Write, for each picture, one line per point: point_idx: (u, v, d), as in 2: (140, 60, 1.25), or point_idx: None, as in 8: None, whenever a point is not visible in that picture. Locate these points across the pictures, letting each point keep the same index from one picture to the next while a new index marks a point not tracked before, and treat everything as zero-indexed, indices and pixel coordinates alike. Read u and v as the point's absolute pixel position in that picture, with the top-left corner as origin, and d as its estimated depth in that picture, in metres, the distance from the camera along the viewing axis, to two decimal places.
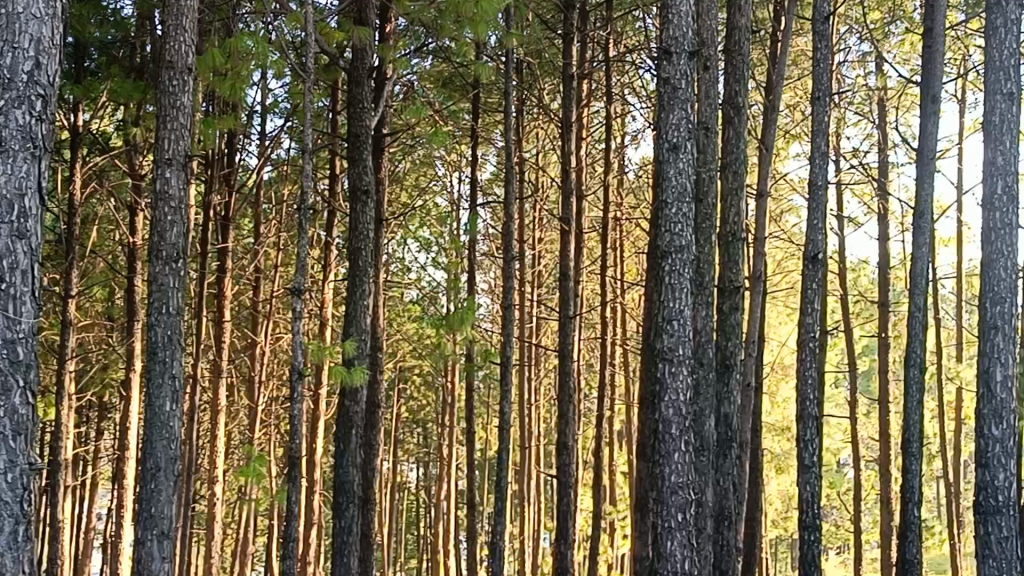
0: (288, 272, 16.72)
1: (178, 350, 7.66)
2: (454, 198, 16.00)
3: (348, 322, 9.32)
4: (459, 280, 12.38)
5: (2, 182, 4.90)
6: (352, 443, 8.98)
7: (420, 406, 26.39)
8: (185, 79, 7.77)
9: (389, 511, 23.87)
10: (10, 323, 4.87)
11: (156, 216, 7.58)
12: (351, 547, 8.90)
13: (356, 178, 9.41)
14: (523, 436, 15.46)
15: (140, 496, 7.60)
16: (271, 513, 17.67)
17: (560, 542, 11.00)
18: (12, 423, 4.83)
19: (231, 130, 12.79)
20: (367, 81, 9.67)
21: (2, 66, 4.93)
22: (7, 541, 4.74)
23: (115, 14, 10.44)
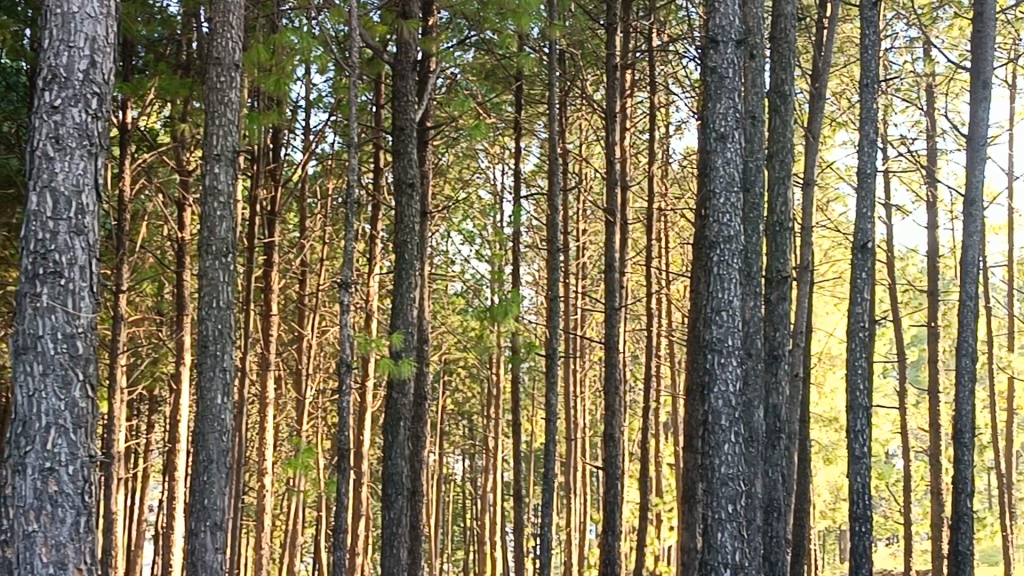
0: (333, 265, 16.83)
1: (229, 343, 7.74)
2: (497, 190, 16.00)
3: (395, 316, 9.35)
4: (504, 272, 12.34)
5: (59, 179, 4.96)
6: (401, 435, 9.01)
7: (466, 398, 26.49)
8: (233, 75, 7.84)
9: (435, 503, 23.99)
10: (70, 318, 4.95)
11: (206, 212, 7.65)
12: (400, 538, 8.96)
13: (401, 171, 9.42)
14: (569, 427, 15.43)
15: (193, 488, 7.69)
16: (319, 505, 17.79)
17: (608, 533, 10.94)
18: (73, 415, 4.91)
19: (276, 126, 12.89)
20: (411, 74, 9.69)
21: (57, 66, 5.00)
22: (69, 532, 4.83)
23: (162, 12, 10.52)
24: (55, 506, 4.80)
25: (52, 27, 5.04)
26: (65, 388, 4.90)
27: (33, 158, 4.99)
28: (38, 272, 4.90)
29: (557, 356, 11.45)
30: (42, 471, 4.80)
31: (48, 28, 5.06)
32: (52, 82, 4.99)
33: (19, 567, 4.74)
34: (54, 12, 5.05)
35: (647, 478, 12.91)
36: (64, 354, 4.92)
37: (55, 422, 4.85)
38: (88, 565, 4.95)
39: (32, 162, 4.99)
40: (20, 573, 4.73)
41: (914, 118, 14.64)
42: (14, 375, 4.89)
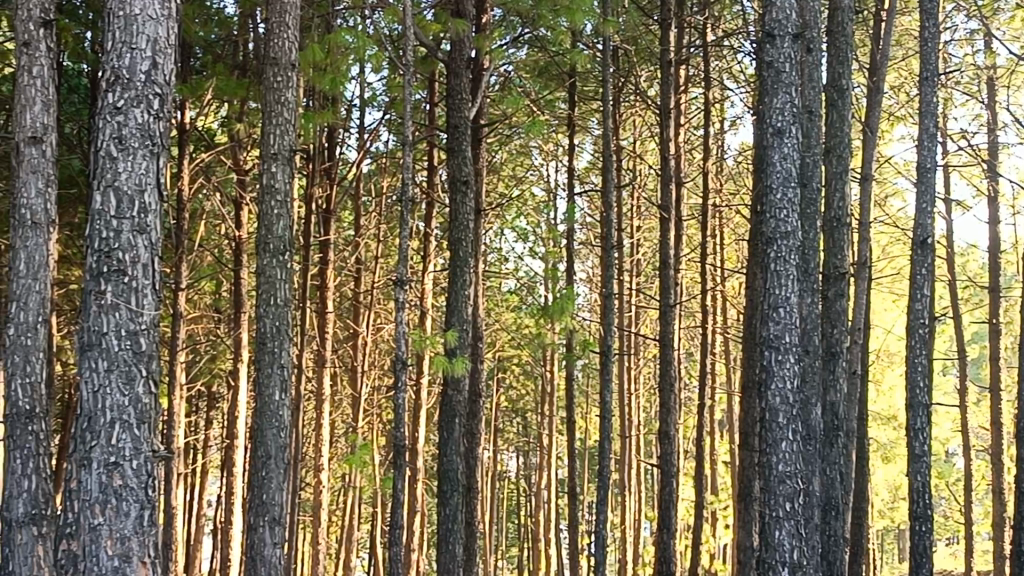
0: (388, 263, 16.93)
1: (286, 340, 7.82)
2: (552, 186, 16.00)
3: (450, 313, 9.37)
4: (558, 268, 12.32)
5: (122, 178, 5.05)
6: (456, 432, 9.04)
7: (520, 394, 26.55)
8: (289, 74, 7.92)
9: (490, 500, 24.06)
10: (134, 315, 5.03)
11: (263, 210, 7.74)
12: (456, 534, 9.00)
13: (455, 169, 9.45)
14: (623, 424, 15.38)
15: (252, 483, 7.79)
16: (375, 501, 17.91)
17: (663, 530, 10.90)
18: (137, 411, 5.00)
19: (331, 125, 13.00)
20: (465, 72, 9.71)
21: (120, 67, 5.08)
22: (133, 525, 4.93)
23: (219, 13, 10.68)
24: (120, 500, 4.90)
25: (114, 30, 5.13)
26: (129, 383, 4.98)
27: (97, 159, 5.09)
28: (102, 270, 4.99)
29: (611, 353, 11.43)
30: (107, 465, 4.90)
31: (110, 30, 5.15)
32: (115, 83, 5.08)
33: (85, 560, 4.84)
34: (116, 14, 5.14)
35: (702, 476, 12.82)
36: (127, 351, 5.00)
37: (119, 417, 4.94)
38: (152, 558, 5.04)
39: (96, 163, 5.07)
40: (86, 565, 4.83)
41: (974, 111, 14.40)
42: (80, 371, 4.99)
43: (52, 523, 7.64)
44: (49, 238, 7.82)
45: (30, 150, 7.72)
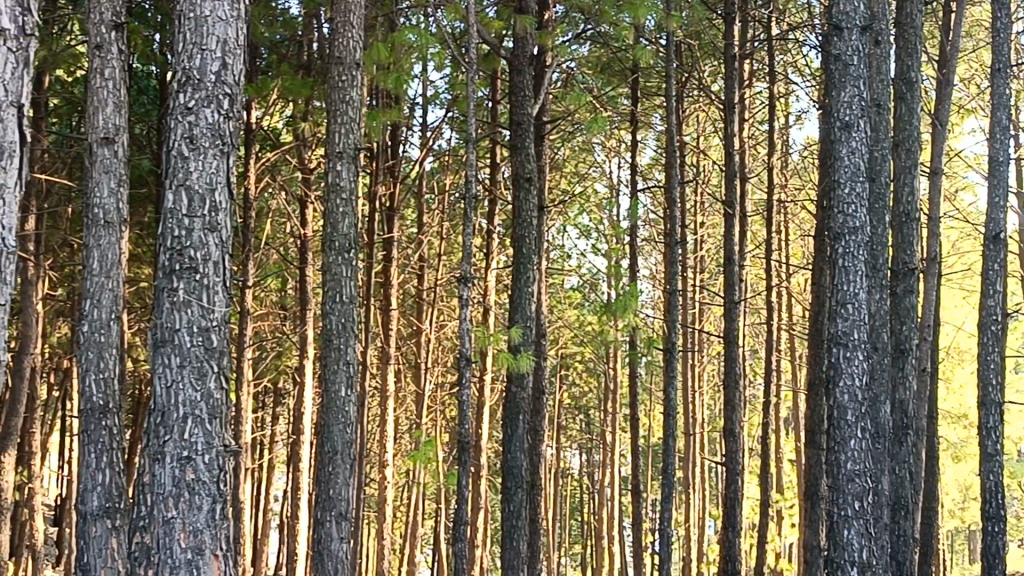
0: (451, 260, 17.00)
1: (352, 336, 7.88)
2: (614, 183, 15.96)
3: (513, 310, 9.38)
4: (621, 265, 12.26)
5: (193, 177, 5.13)
6: (520, 428, 9.05)
7: (583, 392, 26.54)
8: (354, 74, 7.98)
9: (553, 497, 24.10)
10: (205, 312, 5.10)
11: (330, 208, 7.81)
12: (521, 531, 9.01)
13: (518, 166, 9.47)
14: (687, 421, 15.29)
15: (319, 479, 7.87)
16: (439, 497, 18.01)
17: (729, 529, 10.81)
18: (208, 406, 5.07)
19: (395, 123, 13.08)
20: (528, 69, 9.70)
21: (190, 68, 5.16)
22: (205, 519, 5.01)
23: (284, 14, 10.78)
24: (193, 494, 4.98)
25: (185, 31, 5.22)
26: (201, 379, 5.07)
27: (169, 158, 5.17)
28: (174, 268, 5.08)
29: (675, 350, 11.36)
30: (179, 459, 4.98)
31: (182, 32, 5.24)
32: (186, 84, 5.16)
33: (159, 552, 4.93)
34: (187, 16, 5.23)
35: (768, 474, 12.71)
36: (200, 347, 5.09)
37: (192, 413, 5.02)
38: (224, 551, 5.13)
39: (168, 162, 5.16)
40: (159, 558, 4.93)
41: None
42: (154, 367, 5.08)
43: (125, 516, 7.80)
44: (122, 237, 7.96)
45: (102, 151, 7.86)
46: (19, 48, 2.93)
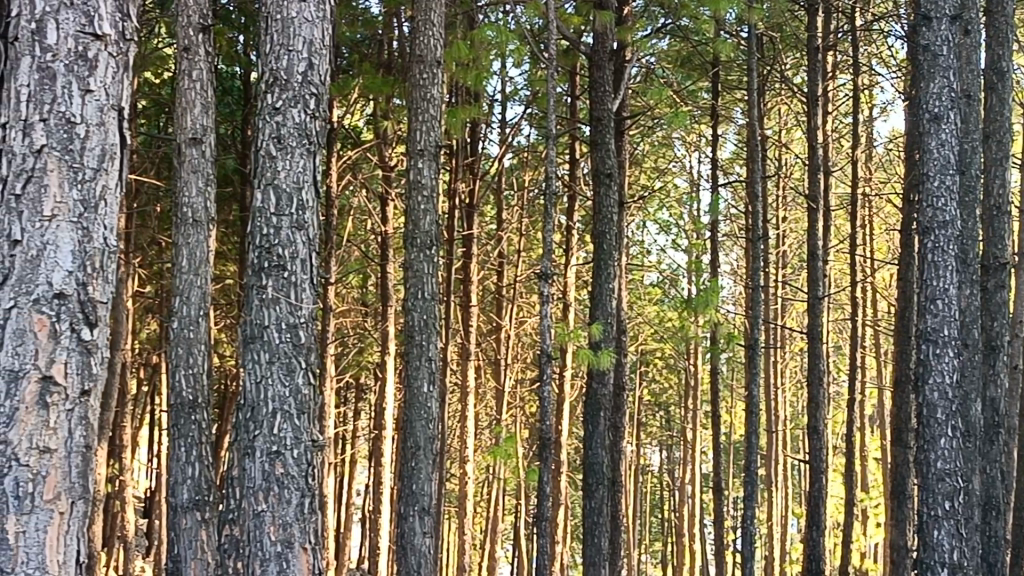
0: (531, 256, 17.03)
1: (434, 333, 7.93)
2: (694, 178, 15.84)
3: (595, 306, 9.35)
4: (702, 260, 12.14)
5: (281, 176, 5.20)
6: (601, 425, 9.02)
7: (664, 388, 26.38)
8: (435, 71, 8.03)
9: (633, 493, 24.02)
10: (293, 309, 5.18)
11: (410, 205, 7.87)
12: (602, 527, 8.97)
13: (599, 162, 9.43)
14: (770, 418, 15.09)
15: (402, 474, 7.96)
16: (519, 493, 18.07)
17: (813, 528, 10.63)
18: (297, 401, 5.16)
19: (474, 120, 13.12)
20: (608, 65, 9.65)
21: (278, 69, 5.25)
22: (294, 512, 5.10)
23: (365, 13, 10.93)
24: (282, 488, 5.07)
25: (273, 33, 5.30)
26: (289, 375, 5.15)
27: (258, 157, 5.26)
28: (263, 265, 5.17)
29: (758, 346, 11.21)
30: (269, 453, 5.08)
31: (269, 33, 5.33)
32: (274, 85, 5.25)
33: (250, 544, 5.05)
34: (274, 17, 5.32)
35: (853, 472, 12.49)
36: (288, 343, 5.17)
37: (281, 407, 5.12)
38: (313, 544, 5.21)
39: (257, 162, 5.26)
40: (251, 549, 5.04)
41: None
42: (244, 363, 5.18)
43: (215, 508, 7.98)
44: (209, 235, 8.12)
45: (191, 151, 8.00)
46: (121, 54, 3.11)
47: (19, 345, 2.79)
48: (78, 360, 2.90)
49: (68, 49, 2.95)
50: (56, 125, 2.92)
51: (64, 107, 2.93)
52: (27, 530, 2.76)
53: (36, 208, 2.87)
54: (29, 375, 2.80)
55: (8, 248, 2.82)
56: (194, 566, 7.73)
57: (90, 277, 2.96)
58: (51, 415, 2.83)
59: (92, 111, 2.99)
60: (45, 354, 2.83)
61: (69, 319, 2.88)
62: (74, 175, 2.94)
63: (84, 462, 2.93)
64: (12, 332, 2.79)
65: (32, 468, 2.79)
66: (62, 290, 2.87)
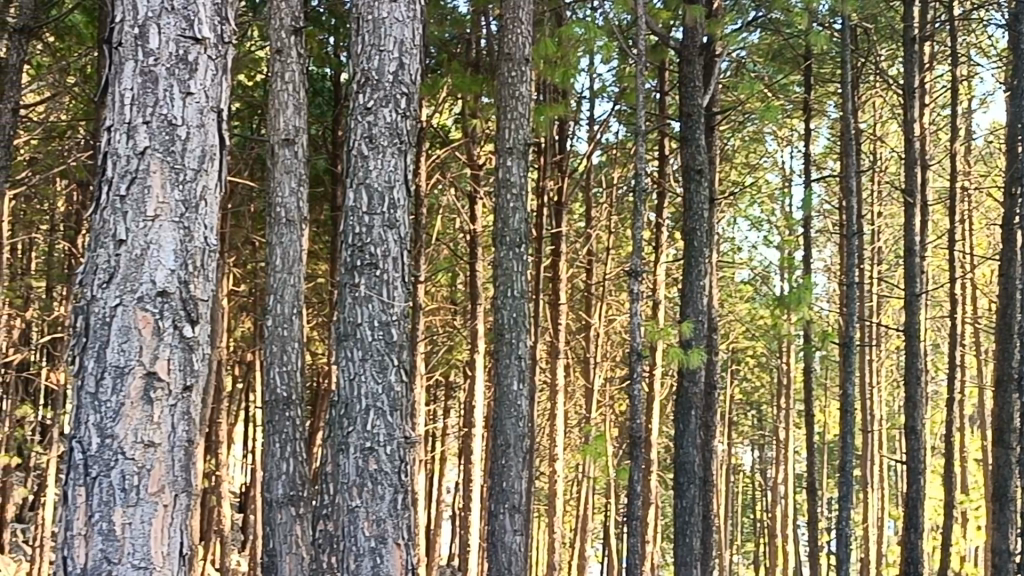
0: (620, 254, 16.95)
1: (524, 331, 7.92)
2: (786, 173, 15.60)
3: (685, 304, 9.23)
4: (795, 257, 11.91)
5: (373, 175, 5.24)
6: (692, 424, 8.89)
7: (756, 386, 26.03)
8: (523, 69, 8.01)
9: (724, 493, 23.76)
10: (385, 307, 5.22)
11: (500, 203, 7.87)
12: (693, 527, 8.89)
13: (689, 159, 9.33)
14: (865, 418, 14.76)
15: (493, 472, 7.97)
16: (608, 493, 18.00)
17: (911, 530, 10.35)
18: (390, 398, 5.19)
19: (562, 117, 13.09)
20: (698, 60, 9.53)
21: (370, 70, 5.31)
22: (388, 508, 5.12)
23: (453, 12, 11.04)
24: (376, 484, 5.10)
25: (364, 34, 5.37)
26: (382, 372, 5.19)
27: (352, 158, 5.32)
28: (356, 263, 5.22)
29: (852, 345, 10.96)
30: (363, 450, 5.13)
31: (361, 34, 5.39)
32: (365, 85, 5.31)
33: (345, 540, 5.12)
34: (366, 19, 5.38)
35: (953, 474, 12.14)
36: (381, 341, 5.22)
37: (374, 404, 5.16)
38: (407, 540, 5.23)
39: (349, 162, 5.31)
40: (346, 544, 5.11)
41: None
42: (339, 360, 5.25)
43: (309, 504, 8.09)
44: (302, 234, 8.23)
45: (284, 152, 8.10)
46: (220, 57, 3.15)
47: (124, 343, 2.86)
48: (181, 356, 2.95)
49: (169, 52, 3.02)
50: (158, 127, 2.98)
51: (166, 109, 2.99)
52: (133, 522, 2.83)
53: (140, 208, 2.94)
54: (134, 372, 2.87)
55: (114, 248, 2.91)
56: (289, 561, 7.83)
57: (191, 276, 3.00)
58: (155, 411, 2.89)
59: (193, 113, 3.04)
60: (149, 351, 2.89)
61: (172, 317, 2.94)
62: (175, 176, 2.99)
63: (187, 457, 2.98)
64: (118, 330, 2.87)
65: (137, 461, 2.85)
66: (165, 289, 2.93)
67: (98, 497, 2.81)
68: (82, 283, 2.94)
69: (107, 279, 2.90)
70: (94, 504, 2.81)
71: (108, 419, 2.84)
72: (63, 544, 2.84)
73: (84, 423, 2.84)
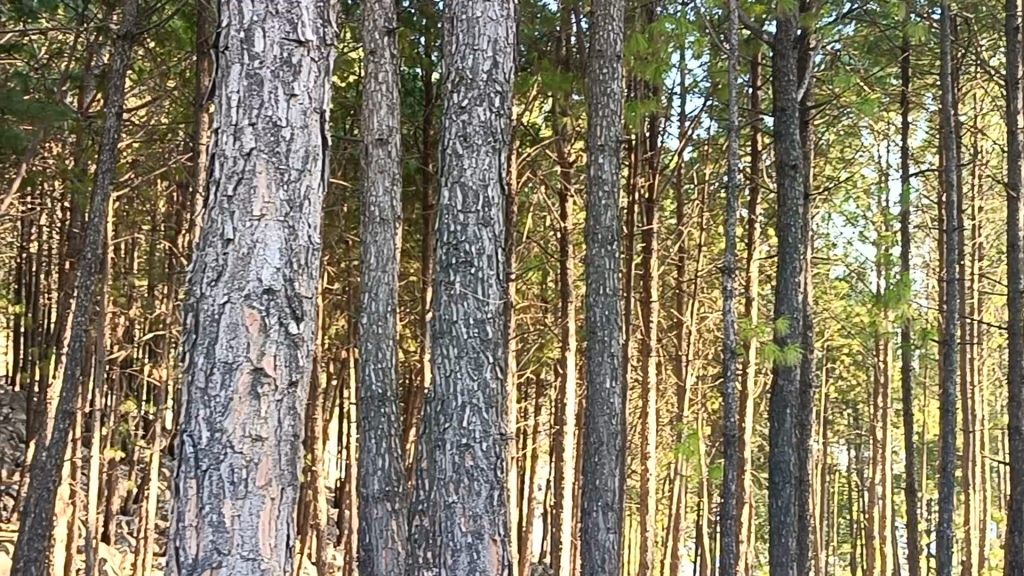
0: (713, 251, 16.78)
1: (617, 329, 7.89)
2: (883, 167, 15.27)
3: (780, 301, 9.11)
4: (893, 253, 11.65)
5: (467, 173, 5.28)
6: (788, 423, 8.72)
7: (851, 385, 25.55)
8: (614, 66, 7.98)
9: (820, 493, 23.37)
10: (480, 305, 5.26)
11: (591, 201, 7.86)
12: (789, 527, 8.78)
13: (783, 153, 9.19)
14: (967, 417, 14.38)
15: (586, 469, 7.96)
16: (701, 492, 17.84)
17: (1016, 534, 10.04)
18: (485, 395, 5.23)
19: (653, 114, 13.00)
20: (792, 54, 9.37)
21: (464, 69, 5.36)
22: (484, 504, 5.16)
23: (543, 11, 11.15)
24: (472, 480, 5.15)
25: (458, 34, 5.42)
26: (477, 369, 5.23)
27: (447, 156, 5.37)
28: (451, 262, 5.27)
29: (954, 343, 10.67)
30: (459, 446, 5.18)
31: (455, 34, 5.44)
32: (460, 84, 5.36)
33: (442, 534, 5.17)
34: (460, 18, 5.42)
35: None
36: (476, 338, 5.25)
37: (470, 401, 5.21)
38: (503, 536, 5.26)
39: (444, 160, 5.36)
40: (443, 540, 5.16)
41: None
42: (434, 357, 5.31)
43: (404, 499, 8.19)
44: (396, 233, 8.32)
45: (377, 151, 8.21)
46: (323, 59, 3.20)
47: (232, 339, 2.94)
48: (287, 352, 3.01)
49: (274, 55, 3.08)
50: (264, 129, 3.05)
51: (271, 111, 3.06)
52: (242, 514, 2.89)
53: (246, 208, 3.01)
54: (241, 367, 2.94)
55: (222, 247, 2.98)
56: (385, 556, 7.96)
57: (296, 274, 3.06)
58: (262, 405, 2.96)
59: (297, 114, 3.10)
60: (256, 347, 2.96)
61: (278, 314, 3.00)
62: (280, 175, 3.05)
63: (292, 451, 3.04)
64: (227, 326, 2.94)
65: (245, 455, 2.93)
66: (271, 287, 2.99)
67: (208, 489, 2.89)
68: (192, 281, 3.02)
69: (216, 277, 2.97)
70: (204, 496, 2.89)
71: (217, 413, 2.92)
72: (175, 535, 2.93)
73: (195, 418, 2.93)
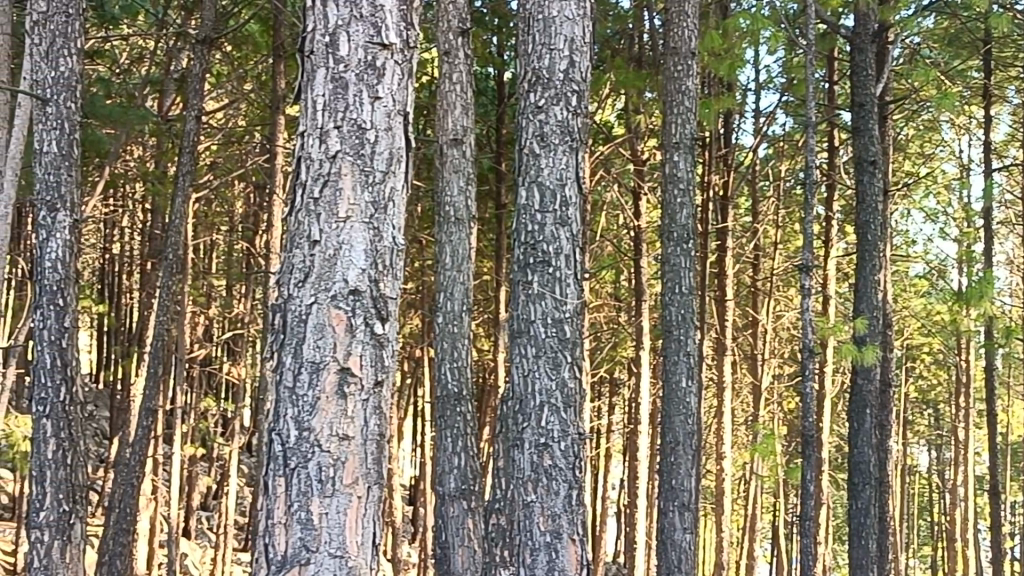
0: (789, 249, 16.54)
1: (692, 328, 7.82)
2: (964, 162, 14.90)
3: (859, 299, 8.96)
4: (975, 251, 11.37)
5: (545, 173, 5.30)
6: (868, 424, 8.56)
7: (931, 385, 25.02)
8: (689, 62, 7.88)
9: (900, 495, 22.91)
10: (558, 304, 5.26)
11: (666, 199, 7.80)
12: (870, 529, 8.64)
13: (861, 149, 9.02)
14: None
15: (662, 469, 7.90)
16: (777, 492, 17.61)
17: None
18: (563, 395, 5.23)
19: (727, 110, 12.85)
20: (871, 47, 9.18)
21: (540, 68, 5.36)
22: (563, 504, 5.16)
23: (615, 8, 11.04)
24: (551, 479, 5.16)
25: (535, 33, 5.42)
26: (555, 368, 5.24)
27: (524, 157, 5.39)
28: (529, 261, 5.28)
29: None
30: (537, 445, 5.19)
31: (531, 34, 5.44)
32: (536, 84, 5.37)
33: (521, 533, 5.17)
34: (536, 18, 5.42)
35: None
36: (554, 338, 5.26)
37: (548, 401, 5.21)
38: (582, 536, 5.25)
39: (521, 160, 5.38)
40: (521, 538, 5.17)
41: None
42: (512, 357, 5.33)
43: (481, 497, 8.22)
44: (470, 233, 8.34)
45: (452, 152, 8.26)
46: (407, 61, 3.22)
47: (319, 339, 2.99)
48: (372, 353, 3.05)
49: (358, 58, 3.11)
50: (348, 132, 3.09)
51: (356, 114, 3.09)
52: (329, 512, 2.94)
53: (332, 209, 3.05)
54: (328, 367, 2.98)
55: (308, 248, 3.03)
56: (462, 553, 8.01)
57: (381, 275, 3.10)
58: (348, 404, 2.99)
59: (381, 116, 3.13)
60: (343, 347, 2.99)
61: (363, 314, 3.03)
62: (365, 178, 3.09)
63: (379, 449, 3.07)
64: (314, 326, 2.99)
65: (332, 453, 2.97)
66: (356, 288, 3.03)
67: (296, 487, 2.94)
68: (280, 282, 3.08)
69: (303, 278, 3.02)
70: (292, 494, 2.94)
71: (305, 413, 2.96)
72: (265, 532, 2.98)
73: (283, 417, 2.98)
